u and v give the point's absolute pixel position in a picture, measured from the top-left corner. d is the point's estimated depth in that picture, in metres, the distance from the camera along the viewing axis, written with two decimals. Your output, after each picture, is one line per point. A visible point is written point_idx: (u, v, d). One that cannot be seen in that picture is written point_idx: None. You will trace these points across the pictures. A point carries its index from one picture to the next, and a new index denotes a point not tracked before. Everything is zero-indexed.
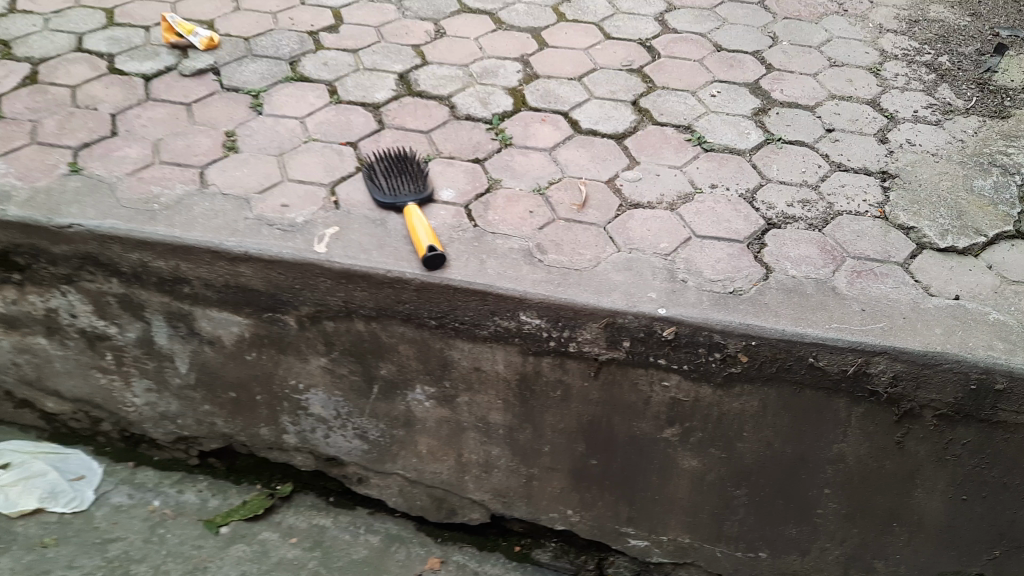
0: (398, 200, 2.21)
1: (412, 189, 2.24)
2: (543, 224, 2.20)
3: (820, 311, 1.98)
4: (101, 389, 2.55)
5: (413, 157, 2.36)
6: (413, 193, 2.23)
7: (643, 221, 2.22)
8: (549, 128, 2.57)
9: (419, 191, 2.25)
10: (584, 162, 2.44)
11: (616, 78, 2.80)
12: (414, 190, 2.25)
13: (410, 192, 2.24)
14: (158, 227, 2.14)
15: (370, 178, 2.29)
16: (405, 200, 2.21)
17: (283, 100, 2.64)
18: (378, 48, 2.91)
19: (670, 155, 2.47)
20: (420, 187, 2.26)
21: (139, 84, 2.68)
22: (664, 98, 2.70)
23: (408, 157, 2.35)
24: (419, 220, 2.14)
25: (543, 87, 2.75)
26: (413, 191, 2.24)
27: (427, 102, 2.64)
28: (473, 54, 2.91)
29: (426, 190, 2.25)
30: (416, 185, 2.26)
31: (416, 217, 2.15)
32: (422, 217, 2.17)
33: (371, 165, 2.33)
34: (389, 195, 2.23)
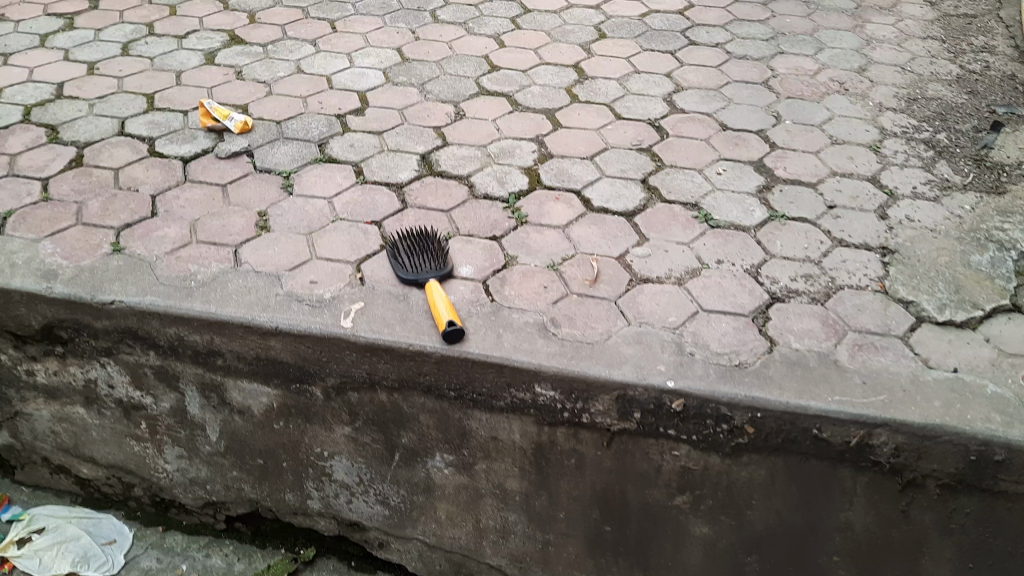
0: (419, 277, 2.33)
1: (432, 266, 2.36)
2: (557, 298, 2.31)
3: (822, 383, 2.07)
4: (134, 455, 2.67)
5: (434, 234, 2.49)
6: (433, 270, 2.35)
7: (653, 296, 2.34)
8: (563, 205, 2.71)
9: (440, 268, 2.37)
10: (596, 238, 2.56)
11: (626, 157, 2.95)
12: (435, 267, 2.37)
13: (431, 269, 2.36)
14: (195, 303, 2.28)
15: (393, 255, 2.42)
16: (426, 276, 2.33)
17: (312, 180, 2.80)
18: (401, 130, 3.08)
19: (678, 231, 2.59)
20: (440, 264, 2.38)
21: (178, 165, 2.86)
22: (672, 176, 2.84)
23: (429, 234, 2.48)
24: (440, 295, 2.26)
25: (557, 166, 2.90)
26: (434, 268, 2.36)
27: (447, 182, 2.80)
28: (491, 134, 3.08)
29: (446, 266, 2.37)
30: (436, 262, 2.38)
31: (437, 293, 2.27)
32: (443, 293, 2.29)
33: (394, 243, 2.46)
34: (411, 272, 2.35)
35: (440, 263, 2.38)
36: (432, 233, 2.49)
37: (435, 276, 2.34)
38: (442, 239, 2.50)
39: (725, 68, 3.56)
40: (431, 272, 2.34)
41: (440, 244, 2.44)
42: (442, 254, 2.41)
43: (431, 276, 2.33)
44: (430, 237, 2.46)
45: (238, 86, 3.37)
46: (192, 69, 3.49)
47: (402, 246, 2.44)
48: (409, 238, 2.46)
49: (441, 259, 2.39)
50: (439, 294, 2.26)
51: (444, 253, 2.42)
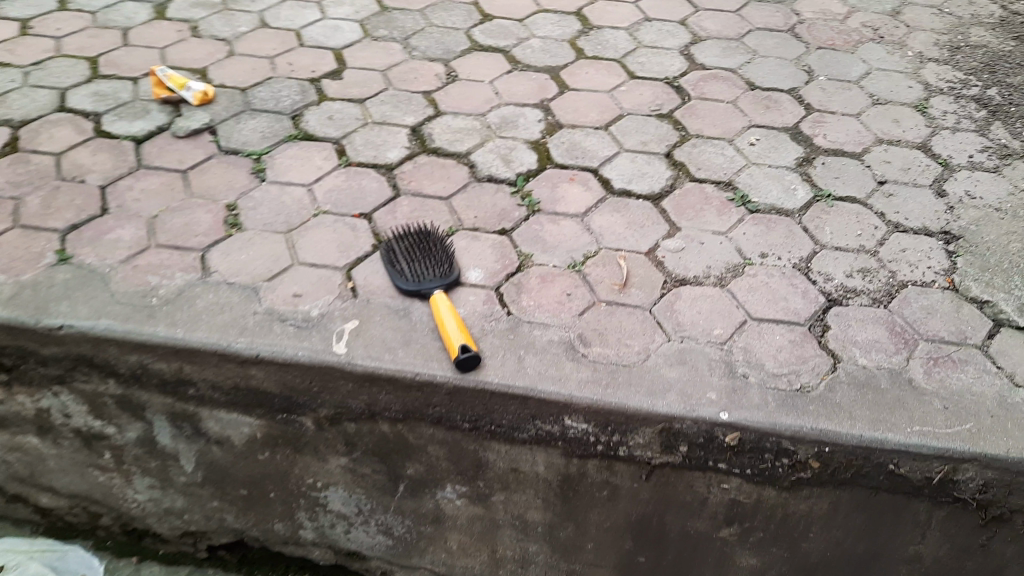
0: (422, 287, 2.00)
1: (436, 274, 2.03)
2: (583, 308, 2.00)
3: (898, 410, 1.79)
4: (99, 485, 2.34)
5: (436, 234, 2.15)
6: (438, 280, 2.02)
7: (692, 302, 2.03)
8: (579, 188, 2.36)
9: (444, 277, 2.03)
10: (620, 229, 2.24)
11: (645, 126, 2.59)
12: (438, 274, 2.04)
13: (434, 278, 2.02)
14: (159, 327, 1.93)
15: (389, 261, 2.08)
16: (430, 288, 2.00)
17: (287, 163, 2.42)
18: (386, 96, 2.69)
19: (713, 218, 2.27)
20: (445, 272, 2.04)
21: (130, 148, 2.46)
22: (700, 149, 2.50)
23: (430, 235, 2.13)
24: (447, 311, 1.93)
25: (568, 138, 2.54)
26: (438, 278, 2.03)
27: (444, 162, 2.43)
28: (489, 100, 2.70)
29: (453, 275, 2.04)
30: (441, 270, 2.04)
31: (444, 308, 1.94)
32: (451, 307, 1.96)
33: (389, 245, 2.12)
34: (412, 282, 2.02)
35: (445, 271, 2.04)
36: (434, 233, 2.14)
37: (439, 288, 2.00)
38: (445, 239, 2.15)
39: (745, 13, 3.18)
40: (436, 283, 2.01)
41: (443, 247, 2.10)
42: (447, 259, 2.08)
43: (435, 289, 1.99)
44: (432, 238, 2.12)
45: (195, 45, 2.93)
46: (140, 26, 3.04)
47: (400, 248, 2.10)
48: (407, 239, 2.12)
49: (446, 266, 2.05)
50: (447, 309, 1.94)
51: (449, 258, 2.08)
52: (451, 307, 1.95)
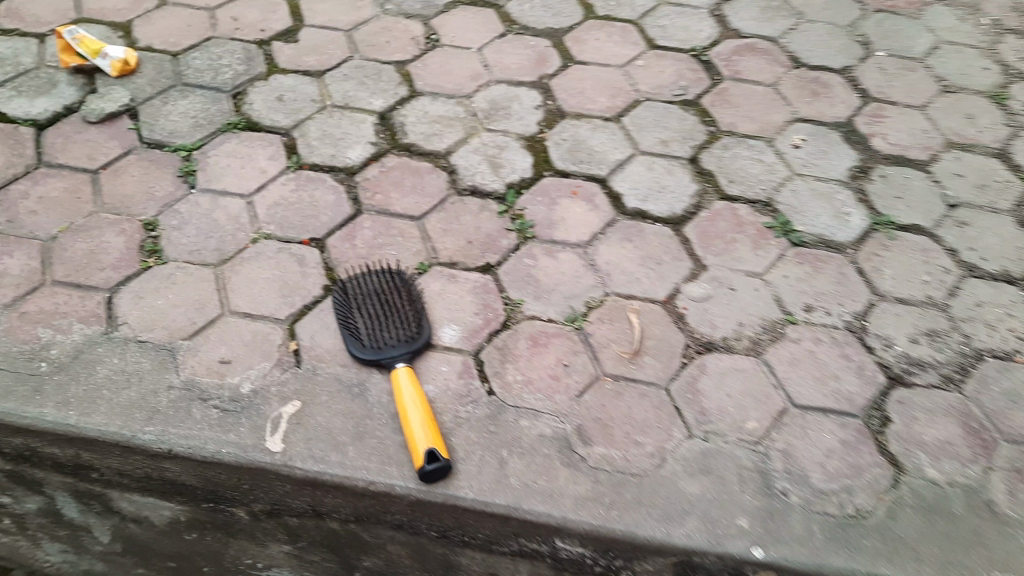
0: (382, 356, 1.58)
1: (400, 336, 1.61)
2: (584, 387, 1.59)
3: (977, 549, 1.40)
4: (3, 544, 2.00)
5: (403, 278, 1.72)
6: (402, 345, 1.60)
7: (719, 379, 1.62)
8: (582, 206, 1.92)
9: (411, 342, 1.62)
10: (632, 268, 1.81)
11: (666, 117, 2.12)
12: (402, 336, 1.62)
13: (397, 342, 1.61)
14: (46, 407, 1.53)
15: (342, 313, 1.66)
16: (393, 360, 1.58)
17: (223, 163, 1.95)
18: (350, 68, 2.19)
19: (746, 253, 1.84)
20: (411, 333, 1.62)
21: (28, 137, 1.98)
22: (732, 153, 2.04)
23: (395, 279, 1.71)
24: (411, 395, 1.52)
25: (572, 134, 2.07)
26: (402, 341, 1.61)
27: (418, 165, 1.97)
28: (477, 76, 2.21)
29: (421, 338, 1.62)
30: (406, 331, 1.62)
31: (408, 390, 1.53)
32: (417, 387, 1.55)
33: (343, 291, 1.69)
34: (368, 346, 1.60)
35: (411, 333, 1.62)
36: (401, 277, 1.72)
37: (405, 360, 1.59)
38: (415, 284, 1.73)
39: None
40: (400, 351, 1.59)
41: (411, 298, 1.68)
42: (416, 315, 1.66)
43: (399, 362, 1.58)
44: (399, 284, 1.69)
45: None
46: None
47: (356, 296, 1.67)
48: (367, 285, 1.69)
49: (413, 325, 1.64)
50: (411, 392, 1.53)
51: (417, 314, 1.66)
52: (416, 389, 1.54)
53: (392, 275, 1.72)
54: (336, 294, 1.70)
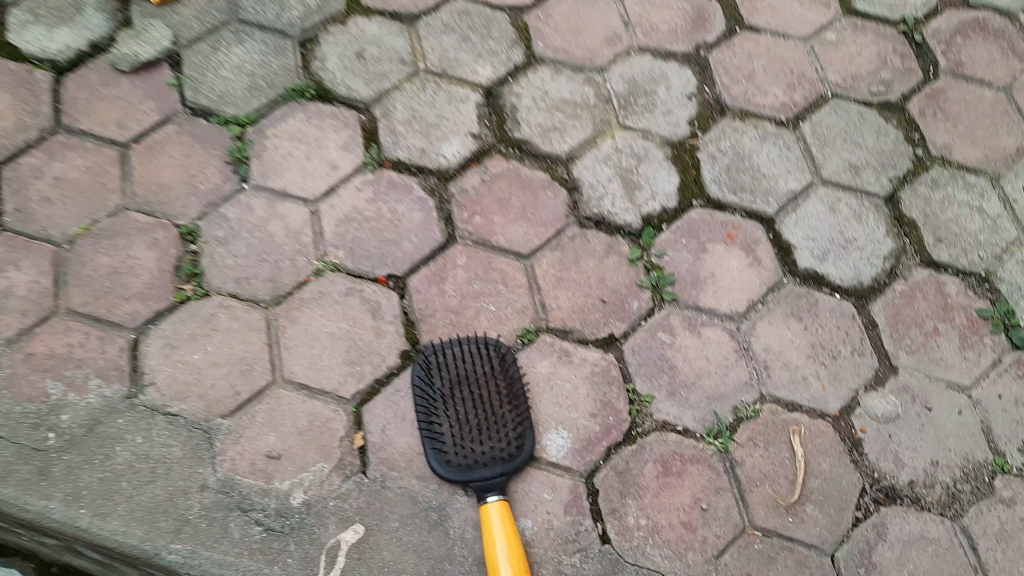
0: (469, 479, 1.23)
1: (494, 451, 1.24)
2: (727, 544, 1.25)
3: None
4: None
5: (504, 358, 1.33)
6: (495, 464, 1.24)
7: (900, 551, 1.27)
8: (739, 258, 1.47)
9: (507, 458, 1.25)
10: (797, 362, 1.40)
11: (860, 128, 1.60)
12: (498, 448, 1.24)
13: (490, 458, 1.24)
14: (53, 500, 1.22)
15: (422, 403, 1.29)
16: (484, 493, 1.23)
17: (284, 149, 1.52)
18: (451, 12, 1.68)
19: (948, 355, 1.41)
20: (508, 445, 1.25)
21: (42, 86, 1.54)
22: (944, 195, 1.55)
23: (494, 360, 1.31)
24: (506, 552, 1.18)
25: (733, 143, 1.58)
26: (495, 457, 1.24)
27: (530, 176, 1.52)
28: (615, 38, 1.68)
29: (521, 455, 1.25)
30: (502, 441, 1.25)
31: (502, 543, 1.19)
32: (513, 535, 1.20)
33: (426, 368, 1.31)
34: (453, 460, 1.24)
35: (508, 445, 1.25)
36: (501, 357, 1.32)
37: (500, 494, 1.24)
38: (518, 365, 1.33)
39: None
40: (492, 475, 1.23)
41: (511, 390, 1.29)
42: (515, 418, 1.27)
43: (491, 495, 1.23)
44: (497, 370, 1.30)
45: None
46: None
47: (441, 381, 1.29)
48: (456, 364, 1.30)
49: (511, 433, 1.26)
50: (506, 547, 1.18)
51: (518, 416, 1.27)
52: (512, 541, 1.19)
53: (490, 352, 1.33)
54: (417, 371, 1.32)
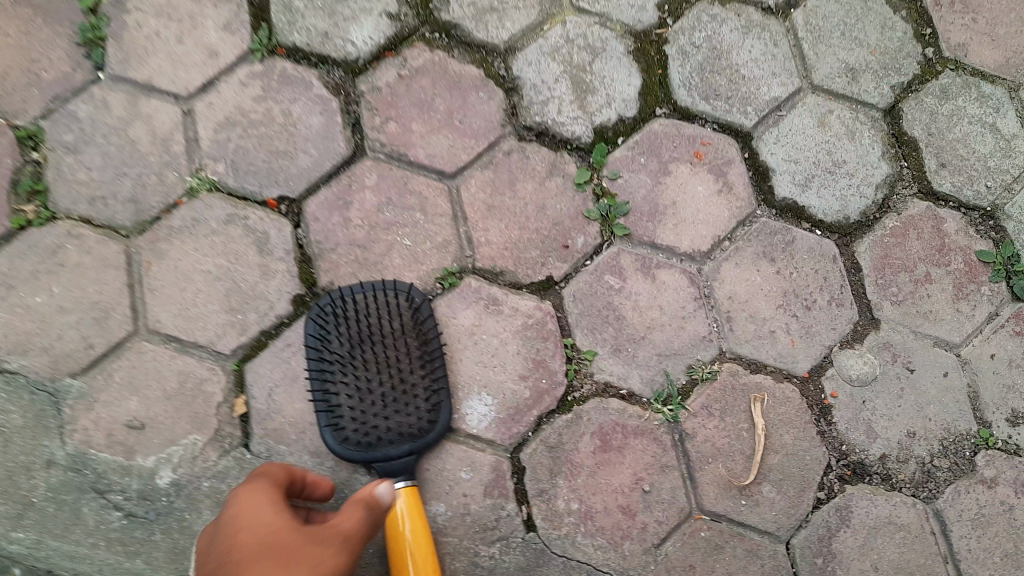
0: (371, 460, 1.02)
1: (402, 427, 1.02)
2: (670, 530, 1.10)
3: None
4: None
5: (417, 310, 1.08)
6: (402, 443, 1.03)
7: (864, 538, 1.13)
8: (706, 185, 1.23)
9: (417, 434, 1.03)
10: (766, 313, 1.20)
11: (862, 19, 1.33)
12: (408, 422, 1.02)
13: (397, 435, 1.02)
14: None
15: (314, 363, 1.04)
16: (388, 479, 1.04)
17: (149, 27, 1.19)
18: None
19: (939, 307, 1.22)
20: (419, 418, 1.03)
21: None
22: (952, 110, 1.30)
23: (405, 312, 1.07)
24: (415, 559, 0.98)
25: (709, 35, 1.29)
26: (403, 433, 1.02)
27: (460, 72, 1.23)
28: None
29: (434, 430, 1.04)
30: (413, 415, 1.02)
31: (411, 548, 0.98)
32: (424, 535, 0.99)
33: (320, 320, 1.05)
34: (351, 436, 1.02)
35: (419, 419, 1.03)
36: (414, 308, 1.08)
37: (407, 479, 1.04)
38: (435, 317, 1.10)
39: None
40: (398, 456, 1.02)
41: (426, 350, 1.05)
42: (429, 384, 1.04)
43: (397, 481, 1.03)
44: (409, 325, 1.05)
45: None
46: None
47: (339, 336, 1.04)
48: (358, 316, 1.05)
49: (424, 404, 1.03)
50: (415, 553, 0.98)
51: (433, 382, 1.04)
52: (422, 545, 0.98)
53: (400, 301, 1.08)
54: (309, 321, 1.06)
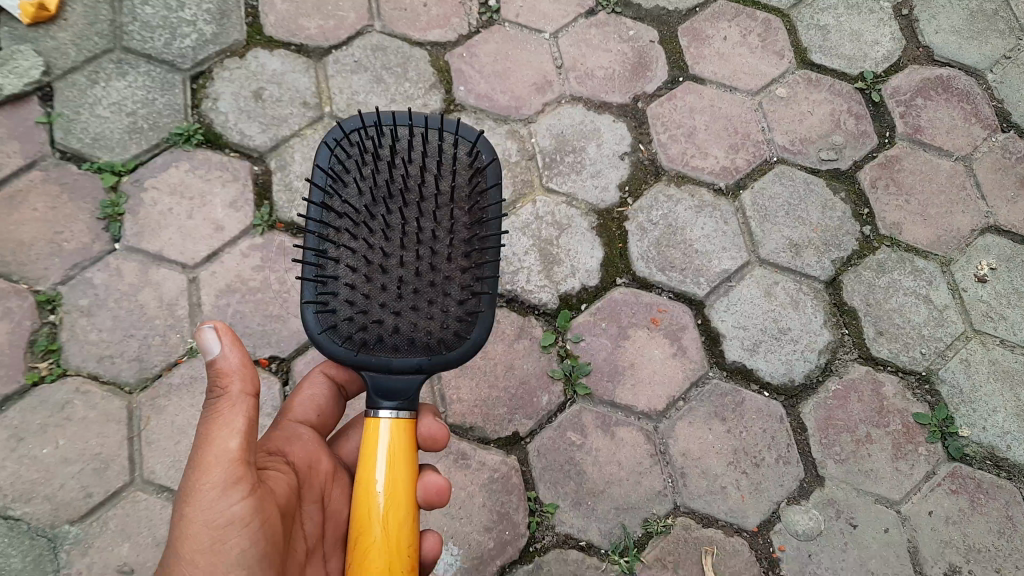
0: (360, 364, 0.95)
1: (416, 335, 0.94)
2: None
3: None
4: None
5: (479, 173, 1.01)
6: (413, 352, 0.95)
7: None
8: (663, 348, 1.35)
9: (433, 348, 0.95)
10: (717, 470, 1.29)
11: (804, 200, 1.48)
12: (427, 330, 0.94)
13: (406, 342, 0.95)
14: None
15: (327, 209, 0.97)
16: (377, 403, 0.96)
17: (164, 204, 1.35)
18: (363, 48, 1.50)
19: (879, 466, 1.31)
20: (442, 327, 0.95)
21: None
22: (888, 281, 1.43)
23: (463, 178, 0.99)
24: (382, 522, 0.92)
25: (665, 213, 1.44)
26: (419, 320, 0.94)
27: None
28: (545, 84, 1.52)
29: (453, 351, 0.96)
30: (432, 328, 0.94)
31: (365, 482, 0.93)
32: (402, 439, 0.96)
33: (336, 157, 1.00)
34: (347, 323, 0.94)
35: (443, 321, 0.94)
36: (473, 176, 1.00)
37: (399, 409, 0.96)
38: (500, 189, 1.02)
39: None
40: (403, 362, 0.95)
41: (473, 238, 0.96)
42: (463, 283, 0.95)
43: (384, 409, 0.96)
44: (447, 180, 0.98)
45: None
46: None
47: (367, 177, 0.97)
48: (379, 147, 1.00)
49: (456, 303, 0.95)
50: (388, 502, 0.93)
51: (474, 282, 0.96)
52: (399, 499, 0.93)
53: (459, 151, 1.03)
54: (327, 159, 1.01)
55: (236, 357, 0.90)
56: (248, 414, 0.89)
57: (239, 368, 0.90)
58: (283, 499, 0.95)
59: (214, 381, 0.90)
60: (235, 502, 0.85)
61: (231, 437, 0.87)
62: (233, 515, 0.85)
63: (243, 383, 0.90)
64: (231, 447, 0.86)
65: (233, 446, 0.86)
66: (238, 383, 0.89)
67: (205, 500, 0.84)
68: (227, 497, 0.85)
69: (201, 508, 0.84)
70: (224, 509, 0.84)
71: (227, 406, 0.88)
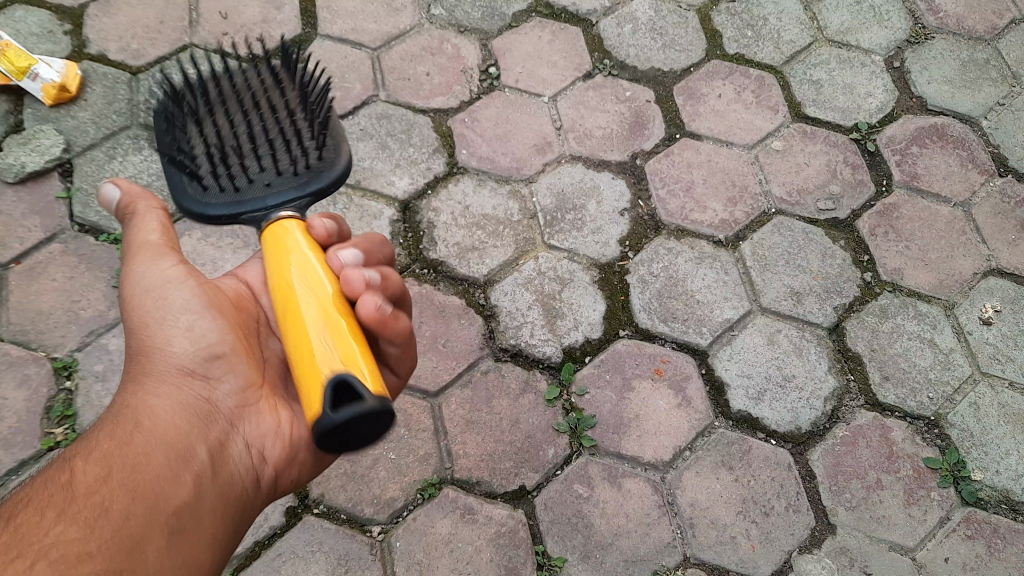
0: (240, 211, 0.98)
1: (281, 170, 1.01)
2: None
3: None
4: None
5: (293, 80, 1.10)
6: (254, 212, 0.98)
7: None
8: (667, 398, 1.36)
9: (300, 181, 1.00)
10: (726, 519, 1.28)
11: (804, 249, 1.50)
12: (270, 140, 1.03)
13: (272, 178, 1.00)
14: None
15: (169, 136, 1.03)
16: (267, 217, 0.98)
17: None
18: (368, 117, 1.56)
19: (892, 514, 1.30)
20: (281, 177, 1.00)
21: None
22: (892, 326, 1.44)
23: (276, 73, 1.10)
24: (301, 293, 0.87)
25: (665, 266, 1.46)
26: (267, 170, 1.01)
27: (444, 301, 1.40)
28: (544, 144, 1.56)
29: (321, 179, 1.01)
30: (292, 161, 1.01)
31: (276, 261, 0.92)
32: (301, 228, 0.97)
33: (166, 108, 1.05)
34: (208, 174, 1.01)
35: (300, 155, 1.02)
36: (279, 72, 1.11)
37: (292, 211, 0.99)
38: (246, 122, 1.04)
39: None
40: (277, 203, 0.98)
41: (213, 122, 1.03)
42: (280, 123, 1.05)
43: (276, 213, 0.98)
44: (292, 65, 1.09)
45: None
46: None
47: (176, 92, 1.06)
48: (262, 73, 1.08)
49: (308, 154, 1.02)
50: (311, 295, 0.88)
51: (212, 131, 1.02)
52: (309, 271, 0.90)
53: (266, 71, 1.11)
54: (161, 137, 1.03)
55: (138, 186, 0.98)
56: (168, 219, 0.99)
57: (143, 190, 0.98)
58: (236, 321, 1.00)
59: (124, 213, 0.98)
60: (185, 300, 0.96)
61: (157, 238, 0.97)
62: (187, 359, 0.94)
63: (154, 200, 0.98)
64: (156, 239, 0.96)
65: (158, 240, 0.96)
66: (149, 200, 0.98)
67: (154, 291, 0.95)
68: (175, 292, 0.96)
69: (148, 300, 0.95)
70: (165, 311, 0.95)
71: (144, 221, 0.96)
